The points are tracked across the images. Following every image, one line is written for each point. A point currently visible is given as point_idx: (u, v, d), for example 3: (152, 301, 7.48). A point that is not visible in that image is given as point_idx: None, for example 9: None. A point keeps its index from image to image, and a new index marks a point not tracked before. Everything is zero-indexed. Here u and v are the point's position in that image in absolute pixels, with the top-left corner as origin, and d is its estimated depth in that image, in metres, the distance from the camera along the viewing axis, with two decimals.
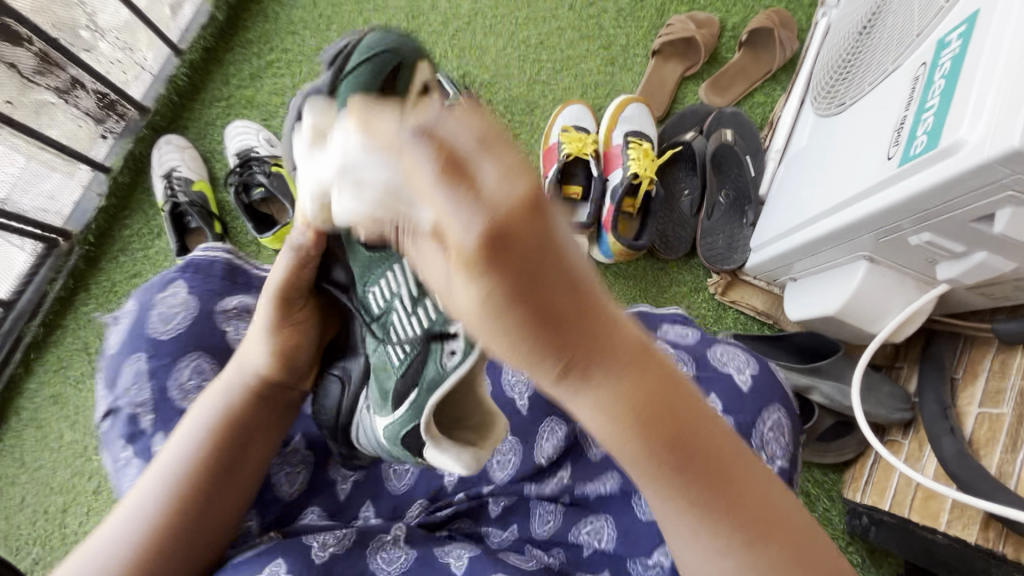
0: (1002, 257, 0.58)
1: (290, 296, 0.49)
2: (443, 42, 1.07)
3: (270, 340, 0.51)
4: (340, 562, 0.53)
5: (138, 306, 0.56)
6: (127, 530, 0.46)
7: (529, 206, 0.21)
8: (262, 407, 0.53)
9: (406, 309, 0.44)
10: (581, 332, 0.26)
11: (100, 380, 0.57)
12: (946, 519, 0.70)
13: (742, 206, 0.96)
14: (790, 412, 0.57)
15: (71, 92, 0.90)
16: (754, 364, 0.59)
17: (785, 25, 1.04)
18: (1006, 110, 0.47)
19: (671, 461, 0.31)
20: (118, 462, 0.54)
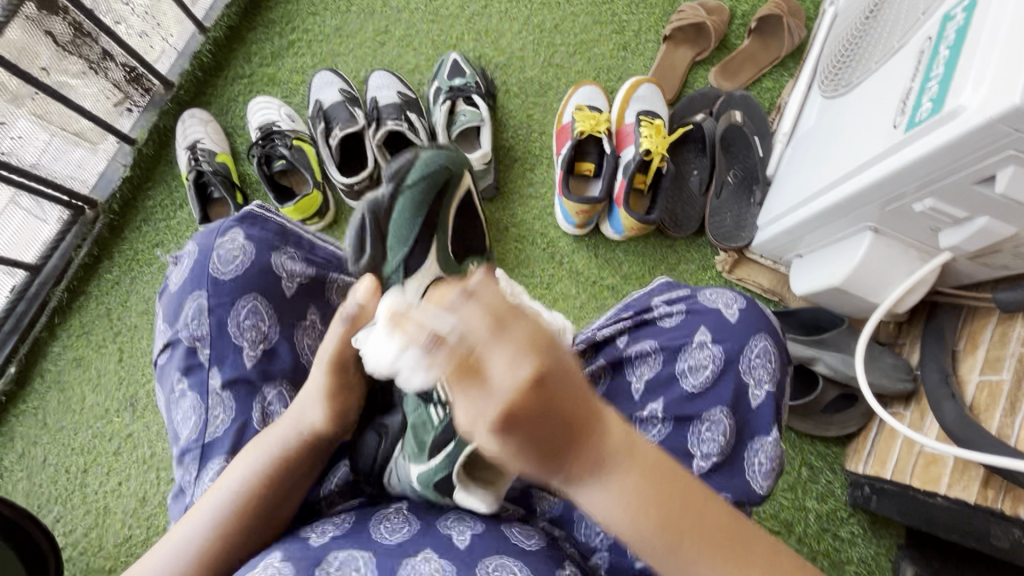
0: (1003, 221, 0.60)
1: (345, 360, 0.49)
2: (460, 24, 1.10)
3: (328, 401, 0.51)
4: (337, 543, 0.50)
5: (199, 247, 0.58)
6: (163, 571, 0.46)
7: (534, 350, 0.25)
8: (309, 461, 0.52)
9: None
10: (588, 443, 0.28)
11: (160, 313, 0.60)
12: (946, 482, 0.72)
13: (750, 186, 0.99)
14: (779, 346, 0.59)
15: (101, 64, 0.94)
16: (741, 299, 0.61)
17: (793, 12, 1.06)
18: (1007, 71, 0.50)
19: (689, 560, 0.31)
20: (172, 394, 0.57)
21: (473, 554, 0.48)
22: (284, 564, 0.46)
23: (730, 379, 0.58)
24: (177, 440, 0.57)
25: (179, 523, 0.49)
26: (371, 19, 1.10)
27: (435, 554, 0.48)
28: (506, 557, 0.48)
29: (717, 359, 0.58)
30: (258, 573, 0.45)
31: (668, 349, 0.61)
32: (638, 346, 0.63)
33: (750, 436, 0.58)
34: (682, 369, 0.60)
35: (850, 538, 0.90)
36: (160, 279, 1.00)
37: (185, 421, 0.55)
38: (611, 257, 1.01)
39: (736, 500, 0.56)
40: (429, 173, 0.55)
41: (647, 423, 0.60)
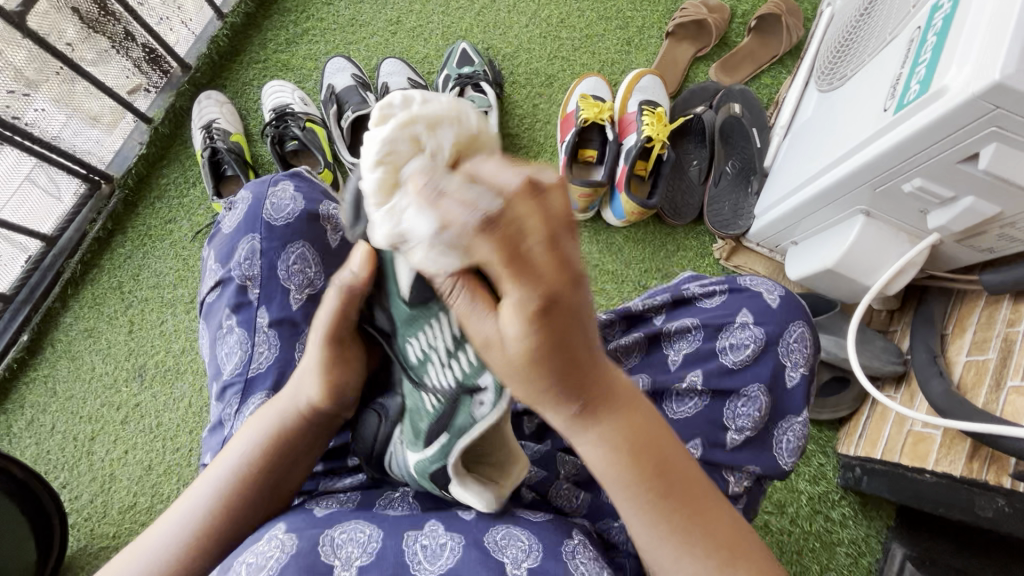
0: (987, 200, 0.62)
1: (339, 331, 0.44)
2: (469, 16, 1.13)
3: (324, 374, 0.47)
4: (340, 515, 0.48)
5: (253, 195, 0.61)
6: (172, 536, 0.47)
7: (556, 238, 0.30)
8: (307, 437, 0.50)
9: (441, 360, 0.39)
10: (577, 348, 0.33)
11: (213, 254, 0.62)
12: (934, 458, 0.74)
13: (748, 176, 1.02)
14: (811, 335, 0.57)
15: (123, 43, 0.98)
16: (780, 287, 0.60)
17: (792, 11, 1.09)
18: (988, 50, 0.53)
19: (636, 470, 0.36)
20: (219, 331, 0.60)
21: (480, 525, 0.46)
22: (286, 537, 0.43)
23: (769, 360, 0.55)
24: (218, 376, 0.60)
25: (188, 492, 0.50)
26: (384, 10, 1.13)
27: (441, 525, 0.46)
28: (513, 528, 0.46)
29: (758, 339, 0.55)
30: (259, 549, 0.43)
31: (709, 326, 0.57)
32: (679, 323, 0.59)
33: (783, 415, 0.56)
34: (723, 346, 0.56)
35: (841, 520, 0.91)
36: (171, 254, 1.03)
37: (229, 355, 0.58)
38: (611, 242, 1.04)
39: (760, 473, 0.55)
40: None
41: (683, 395, 0.56)
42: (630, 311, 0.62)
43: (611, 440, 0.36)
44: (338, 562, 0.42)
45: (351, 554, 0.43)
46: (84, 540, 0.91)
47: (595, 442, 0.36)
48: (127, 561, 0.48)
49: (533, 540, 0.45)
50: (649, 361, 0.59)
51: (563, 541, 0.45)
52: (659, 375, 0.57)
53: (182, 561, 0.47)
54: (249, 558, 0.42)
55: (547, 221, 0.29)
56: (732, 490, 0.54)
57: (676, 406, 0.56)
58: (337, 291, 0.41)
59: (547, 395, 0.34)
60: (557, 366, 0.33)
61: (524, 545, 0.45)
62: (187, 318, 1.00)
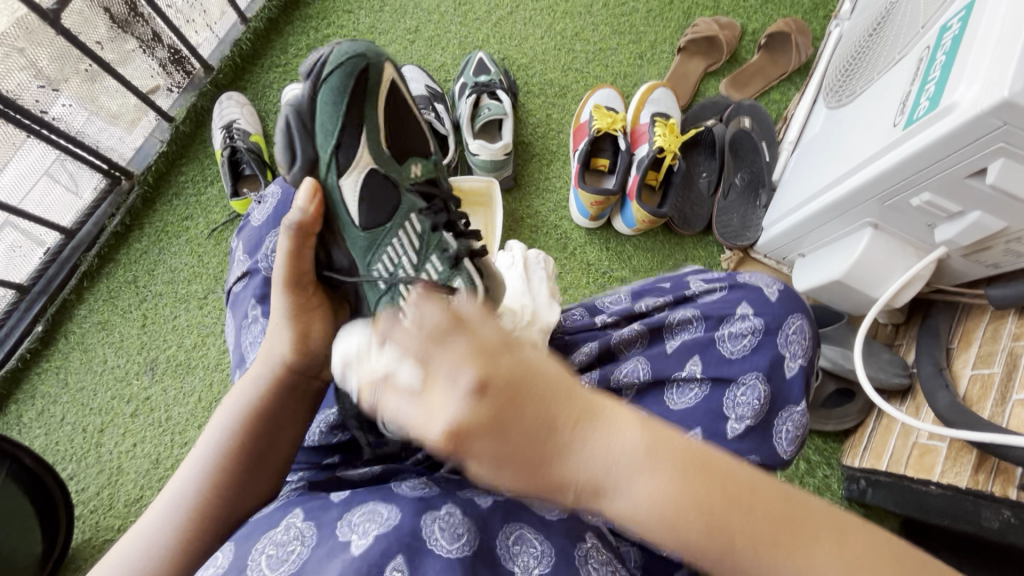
0: (994, 215, 0.64)
1: (299, 278, 0.54)
2: (486, 27, 1.16)
3: (291, 325, 0.54)
4: (358, 496, 0.47)
5: (283, 190, 0.63)
6: (167, 513, 0.48)
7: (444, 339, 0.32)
8: (288, 401, 0.53)
9: (410, 271, 0.56)
10: (537, 435, 0.32)
11: (240, 246, 0.63)
12: (939, 470, 0.75)
13: (756, 189, 1.04)
14: (812, 325, 0.59)
15: (150, 44, 1.01)
16: (779, 282, 0.61)
17: (801, 31, 1.13)
18: (997, 69, 0.54)
19: (675, 514, 0.32)
20: (244, 320, 0.60)
21: (497, 520, 0.46)
22: (306, 527, 0.44)
23: (768, 349, 0.56)
24: (240, 364, 0.60)
25: (176, 476, 0.51)
26: (403, 19, 1.16)
27: (459, 508, 0.45)
28: (527, 530, 0.46)
29: (757, 329, 0.56)
30: (280, 538, 0.43)
31: (711, 317, 0.58)
32: (681, 314, 0.60)
33: (782, 405, 0.56)
34: (722, 335, 0.57)
35: None
36: (186, 250, 1.04)
37: (253, 344, 0.59)
38: (620, 249, 1.06)
39: (761, 462, 0.55)
40: (345, 59, 0.55)
41: (683, 385, 0.56)
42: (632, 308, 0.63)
43: (643, 496, 0.32)
44: (354, 536, 0.42)
45: (368, 526, 0.43)
46: (90, 531, 0.91)
47: (623, 499, 0.32)
48: (116, 553, 0.47)
49: (546, 546, 0.45)
50: (654, 354, 0.58)
51: (577, 545, 0.46)
52: (660, 360, 0.58)
53: (181, 536, 0.47)
54: (270, 549, 0.43)
55: (440, 332, 0.33)
56: None
57: (674, 395, 0.56)
58: (290, 230, 0.52)
59: (542, 489, 0.32)
60: (519, 464, 0.32)
61: (536, 552, 0.45)
62: (200, 313, 1.01)
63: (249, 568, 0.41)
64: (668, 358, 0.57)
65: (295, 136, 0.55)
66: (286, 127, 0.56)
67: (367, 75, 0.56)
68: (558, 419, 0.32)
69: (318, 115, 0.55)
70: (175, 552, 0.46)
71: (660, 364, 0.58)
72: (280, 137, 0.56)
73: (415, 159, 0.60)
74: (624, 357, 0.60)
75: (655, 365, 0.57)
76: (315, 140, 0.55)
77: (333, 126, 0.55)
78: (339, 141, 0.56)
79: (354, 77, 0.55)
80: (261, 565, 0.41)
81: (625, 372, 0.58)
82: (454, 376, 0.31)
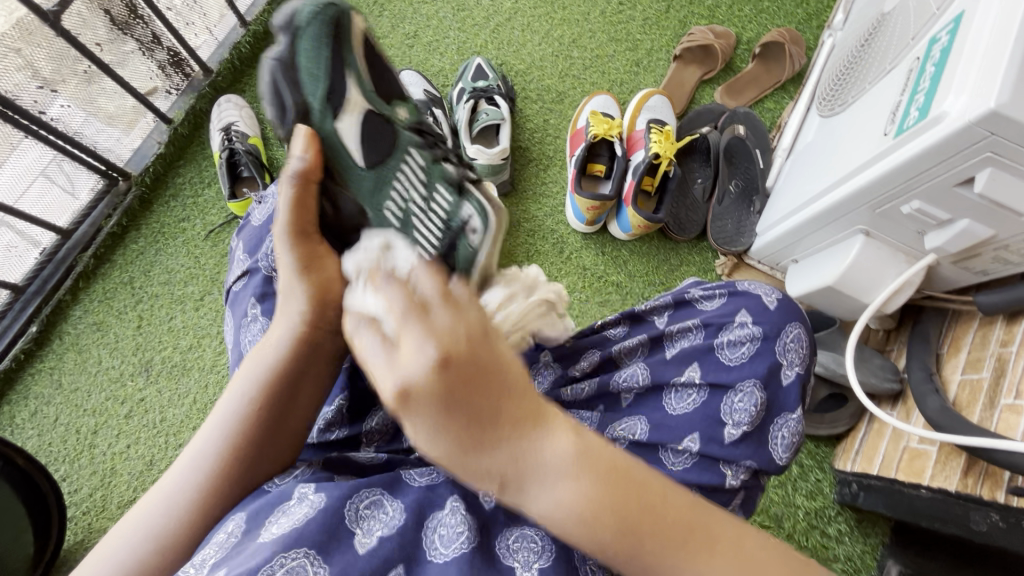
0: (982, 223, 0.65)
1: (305, 227, 0.54)
2: (484, 33, 1.17)
3: (305, 275, 0.54)
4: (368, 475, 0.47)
5: None
6: (187, 479, 0.49)
7: (433, 303, 0.35)
8: (306, 365, 0.53)
9: (421, 210, 0.51)
10: (488, 418, 0.34)
11: (240, 245, 0.64)
12: (929, 474, 0.76)
13: (750, 196, 1.05)
14: (808, 334, 0.60)
15: (150, 46, 1.01)
16: (778, 292, 0.62)
17: (795, 41, 1.14)
18: (984, 82, 0.56)
19: (612, 528, 0.35)
20: (243, 319, 0.60)
21: (498, 518, 0.47)
22: (317, 497, 0.44)
23: (766, 357, 0.57)
24: (238, 363, 0.60)
25: (195, 440, 0.52)
26: (402, 24, 1.17)
27: (462, 501, 0.46)
28: (527, 528, 0.46)
29: (755, 337, 0.57)
30: (291, 509, 0.43)
31: (710, 324, 0.59)
32: (681, 324, 0.61)
33: (778, 412, 0.57)
34: (721, 342, 0.58)
35: (836, 536, 0.92)
36: (183, 251, 1.04)
37: (252, 343, 0.59)
38: (616, 254, 1.07)
39: (756, 468, 0.55)
40: (317, 8, 0.48)
41: (681, 390, 0.57)
42: (634, 311, 0.65)
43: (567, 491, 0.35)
44: (359, 530, 0.42)
45: (373, 524, 0.43)
46: (81, 534, 0.90)
47: (558, 501, 0.35)
48: (137, 516, 0.49)
49: (547, 541, 0.45)
50: (653, 362, 0.60)
51: (574, 546, 0.47)
52: (659, 364, 0.59)
53: (200, 499, 0.48)
54: (280, 518, 0.43)
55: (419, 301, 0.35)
56: (729, 484, 0.54)
57: (673, 400, 0.57)
58: (293, 180, 0.50)
59: (476, 474, 0.35)
60: (460, 441, 0.34)
61: (536, 547, 0.45)
62: (196, 315, 1.01)
63: (261, 535, 0.41)
64: (669, 363, 0.59)
65: (282, 83, 0.49)
66: (268, 80, 0.49)
67: (339, 19, 0.49)
68: (519, 395, 0.35)
69: (301, 60, 0.48)
70: (195, 516, 0.48)
71: (661, 371, 0.58)
72: (262, 77, 0.49)
73: (402, 103, 0.54)
74: (624, 364, 0.62)
75: (656, 372, 0.58)
76: (302, 83, 0.49)
77: (313, 59, 0.49)
78: (319, 70, 0.49)
79: (329, 27, 0.48)
80: (272, 530, 0.41)
81: (623, 380, 0.59)
82: (415, 348, 0.33)
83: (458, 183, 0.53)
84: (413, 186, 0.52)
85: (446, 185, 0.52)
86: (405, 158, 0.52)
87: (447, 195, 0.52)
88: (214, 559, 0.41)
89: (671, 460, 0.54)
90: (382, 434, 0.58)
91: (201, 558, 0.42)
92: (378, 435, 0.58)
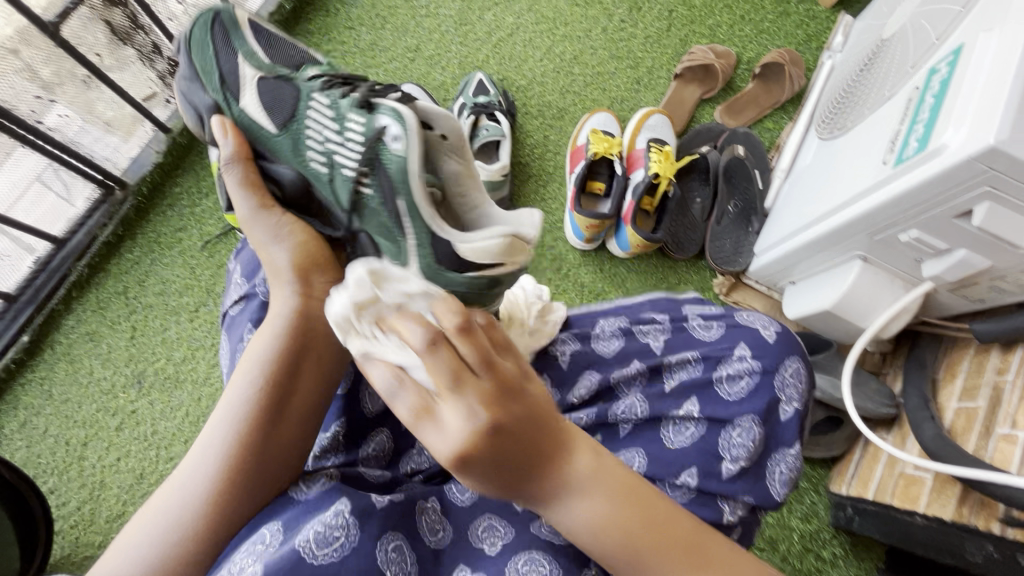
0: (980, 254, 0.65)
1: (263, 197, 0.56)
2: (486, 48, 1.17)
3: (298, 249, 0.55)
4: (397, 512, 0.47)
5: None
6: (201, 469, 0.48)
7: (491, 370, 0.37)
8: (307, 346, 0.52)
9: (336, 140, 0.57)
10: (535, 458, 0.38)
11: (238, 269, 0.64)
12: (925, 501, 0.75)
13: (749, 216, 1.06)
14: (807, 367, 0.60)
15: (150, 56, 1.01)
16: (776, 323, 0.62)
17: (795, 62, 1.15)
18: (983, 117, 0.56)
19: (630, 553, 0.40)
20: (238, 345, 0.59)
21: (503, 557, 0.48)
22: (352, 519, 0.44)
23: (765, 392, 0.57)
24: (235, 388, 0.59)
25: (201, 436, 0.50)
26: (404, 37, 1.18)
27: (469, 571, 0.47)
28: (535, 552, 0.48)
29: (754, 370, 0.57)
30: (329, 520, 0.44)
31: (709, 357, 0.59)
32: (680, 354, 0.61)
33: (775, 446, 0.57)
34: (720, 376, 0.58)
35: (831, 560, 0.92)
36: (178, 262, 1.04)
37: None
38: (615, 272, 1.07)
39: (754, 503, 0.56)
40: (203, 26, 0.62)
41: (679, 424, 0.57)
42: (630, 330, 0.63)
43: (587, 505, 0.39)
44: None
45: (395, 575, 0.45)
46: (68, 548, 0.89)
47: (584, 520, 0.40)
48: (143, 524, 0.47)
49: (554, 565, 0.47)
50: (655, 394, 0.59)
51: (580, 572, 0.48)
52: (656, 394, 0.59)
53: (216, 491, 0.47)
54: (317, 527, 0.44)
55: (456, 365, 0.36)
56: (726, 520, 0.54)
57: (671, 433, 0.57)
58: (230, 164, 0.56)
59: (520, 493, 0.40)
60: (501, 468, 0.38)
61: (545, 571, 0.47)
62: (191, 326, 1.00)
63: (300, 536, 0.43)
64: (666, 394, 0.59)
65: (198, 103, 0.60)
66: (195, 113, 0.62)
67: (219, 18, 0.63)
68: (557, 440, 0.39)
69: (198, 64, 0.61)
70: (212, 510, 0.47)
71: (662, 404, 0.58)
72: (194, 114, 0.61)
73: (308, 66, 0.63)
74: (622, 393, 0.59)
75: (656, 405, 0.58)
76: (206, 84, 0.60)
77: (210, 67, 0.60)
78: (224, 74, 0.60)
79: (213, 30, 0.62)
80: (310, 542, 0.42)
81: (622, 410, 0.57)
82: (456, 413, 0.36)
83: (365, 103, 0.57)
84: (324, 124, 0.57)
85: (354, 108, 0.57)
86: (310, 102, 0.58)
87: (358, 118, 0.56)
88: (252, 565, 0.42)
89: (669, 494, 0.54)
90: (377, 460, 0.58)
91: (240, 562, 0.43)
92: (374, 461, 0.57)
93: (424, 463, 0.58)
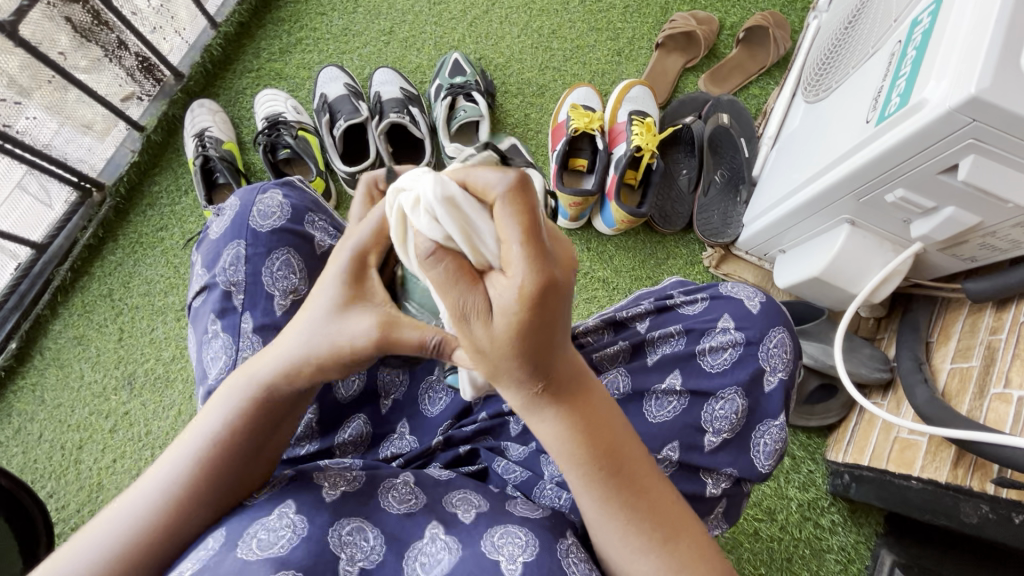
0: (968, 210, 0.63)
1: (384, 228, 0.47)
2: (460, 27, 1.15)
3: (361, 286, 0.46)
4: (349, 503, 0.47)
5: (241, 201, 0.61)
6: (221, 418, 0.47)
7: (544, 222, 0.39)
8: (350, 345, 0.45)
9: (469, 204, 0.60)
10: (556, 330, 0.38)
11: (199, 260, 0.62)
12: (920, 465, 0.75)
13: (736, 186, 1.03)
14: (794, 338, 0.58)
15: (116, 52, 0.99)
16: (761, 293, 0.60)
17: (779, 24, 1.11)
18: (966, 67, 0.54)
19: (608, 461, 0.42)
20: (205, 335, 0.59)
21: (479, 527, 0.46)
22: (298, 517, 0.44)
23: (749, 364, 0.56)
24: (204, 379, 0.59)
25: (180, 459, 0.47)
26: (377, 20, 1.15)
27: (442, 527, 0.46)
28: (512, 526, 0.46)
29: (738, 342, 0.56)
30: (271, 524, 0.44)
31: (692, 330, 0.58)
32: (663, 329, 0.60)
33: (761, 418, 0.56)
34: (703, 349, 0.57)
35: (830, 527, 0.92)
36: (161, 261, 1.03)
37: (214, 360, 0.58)
38: (602, 250, 1.05)
39: (738, 475, 0.55)
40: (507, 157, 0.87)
41: (662, 398, 0.56)
42: (615, 318, 0.61)
43: (572, 418, 0.41)
44: (343, 557, 0.43)
45: (356, 552, 0.44)
46: None
47: (555, 421, 0.41)
48: (107, 527, 0.45)
49: (531, 537, 0.45)
50: (640, 373, 0.57)
51: (557, 541, 0.45)
52: (637, 370, 0.58)
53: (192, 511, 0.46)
54: (260, 533, 0.43)
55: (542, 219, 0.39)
56: (709, 493, 0.54)
57: (653, 407, 0.56)
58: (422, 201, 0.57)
59: (519, 372, 0.39)
60: (536, 328, 0.37)
61: (521, 542, 0.44)
62: (178, 325, 1.00)
63: (240, 548, 0.42)
64: (646, 369, 0.58)
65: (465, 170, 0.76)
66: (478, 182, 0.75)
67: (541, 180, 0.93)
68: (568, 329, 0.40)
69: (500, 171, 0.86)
70: (189, 496, 0.46)
71: (647, 382, 0.57)
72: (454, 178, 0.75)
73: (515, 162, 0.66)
74: (605, 370, 0.59)
75: (641, 385, 0.56)
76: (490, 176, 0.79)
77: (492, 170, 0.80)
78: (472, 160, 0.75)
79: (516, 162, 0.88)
80: (251, 548, 0.41)
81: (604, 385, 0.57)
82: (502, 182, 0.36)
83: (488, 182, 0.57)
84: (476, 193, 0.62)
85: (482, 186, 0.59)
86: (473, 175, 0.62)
87: None
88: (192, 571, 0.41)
89: None
90: (355, 445, 0.60)
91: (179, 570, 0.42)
92: (352, 446, 0.59)
93: (406, 446, 0.60)
